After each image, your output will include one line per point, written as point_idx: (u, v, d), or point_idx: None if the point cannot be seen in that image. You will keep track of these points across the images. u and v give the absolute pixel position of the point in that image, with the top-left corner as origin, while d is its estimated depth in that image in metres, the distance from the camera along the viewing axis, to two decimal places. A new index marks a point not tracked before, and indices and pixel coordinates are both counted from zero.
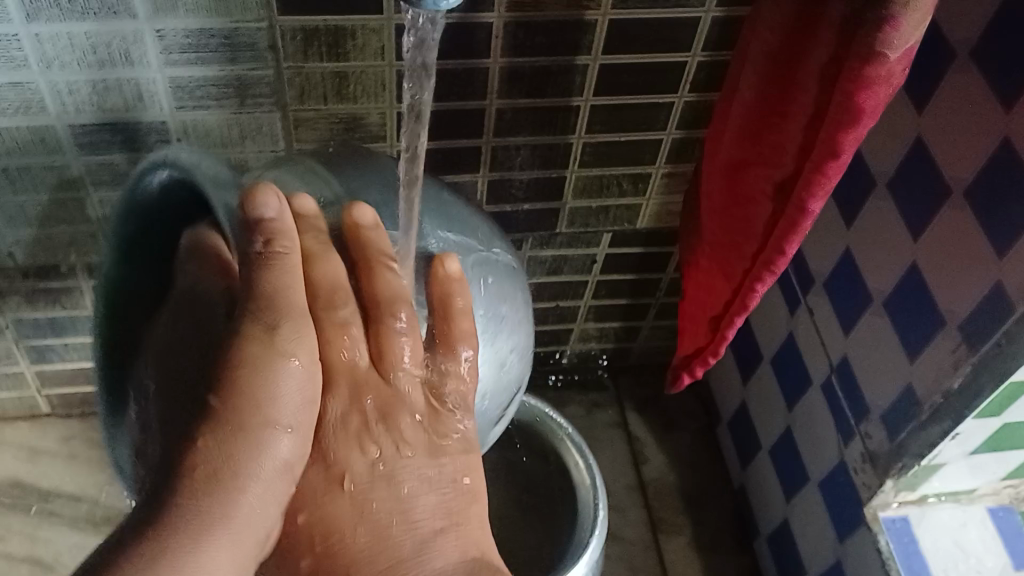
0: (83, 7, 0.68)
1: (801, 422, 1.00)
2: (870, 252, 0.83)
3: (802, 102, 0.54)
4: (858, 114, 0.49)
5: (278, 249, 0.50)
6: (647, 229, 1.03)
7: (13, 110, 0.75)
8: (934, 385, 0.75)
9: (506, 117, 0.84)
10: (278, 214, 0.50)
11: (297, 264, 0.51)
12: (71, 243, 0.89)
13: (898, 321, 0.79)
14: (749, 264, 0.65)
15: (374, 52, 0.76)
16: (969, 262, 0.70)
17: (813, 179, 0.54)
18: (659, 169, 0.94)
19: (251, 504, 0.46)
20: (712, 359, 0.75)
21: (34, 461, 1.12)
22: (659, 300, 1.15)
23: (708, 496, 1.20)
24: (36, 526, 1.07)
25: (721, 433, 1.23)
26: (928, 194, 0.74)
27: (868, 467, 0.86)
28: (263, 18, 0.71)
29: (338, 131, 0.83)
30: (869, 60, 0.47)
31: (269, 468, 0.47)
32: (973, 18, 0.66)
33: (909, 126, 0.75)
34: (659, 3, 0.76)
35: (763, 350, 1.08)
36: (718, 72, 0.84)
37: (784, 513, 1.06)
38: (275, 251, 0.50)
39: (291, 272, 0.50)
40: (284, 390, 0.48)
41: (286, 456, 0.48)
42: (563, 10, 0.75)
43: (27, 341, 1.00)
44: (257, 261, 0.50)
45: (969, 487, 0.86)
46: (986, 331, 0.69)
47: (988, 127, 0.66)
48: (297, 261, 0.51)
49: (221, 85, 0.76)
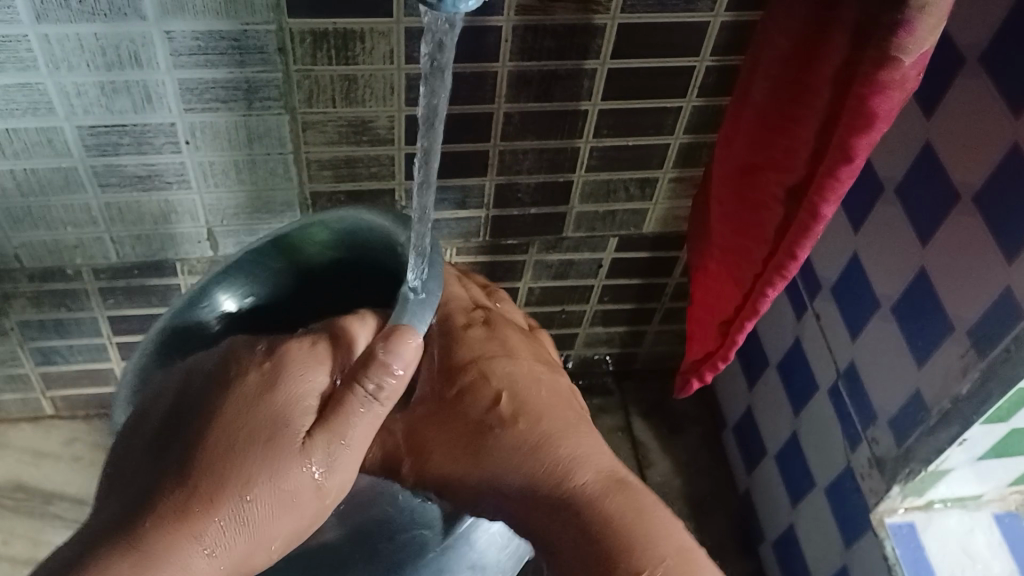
0: (92, 8, 0.68)
1: (807, 427, 1.00)
2: (877, 257, 0.83)
3: (814, 107, 0.54)
4: (871, 119, 0.49)
5: (374, 392, 0.58)
6: (653, 234, 1.03)
7: (22, 111, 0.75)
8: (942, 390, 0.75)
9: (513, 120, 0.84)
10: (404, 369, 0.58)
11: (390, 396, 0.58)
12: (78, 246, 0.89)
13: (906, 326, 0.79)
14: (760, 268, 0.65)
15: (383, 55, 0.76)
16: (978, 267, 0.69)
17: (826, 183, 0.54)
18: (667, 174, 0.94)
19: (224, 553, 0.57)
20: (722, 363, 0.75)
21: (38, 462, 1.12)
22: (664, 305, 1.15)
23: (712, 501, 1.20)
24: (38, 530, 1.08)
25: (725, 438, 1.23)
26: (936, 199, 0.74)
27: (874, 472, 0.86)
28: (272, 21, 0.72)
29: (346, 134, 0.83)
30: (884, 64, 0.47)
31: (278, 509, 0.58)
32: (982, 23, 0.66)
33: (918, 131, 0.75)
34: (668, 8, 0.76)
35: (769, 355, 1.08)
36: (726, 77, 0.84)
37: (789, 519, 1.05)
38: (371, 393, 0.58)
39: (380, 416, 0.59)
40: (308, 479, 0.58)
41: (292, 506, 0.58)
42: (572, 14, 0.75)
43: (33, 343, 1.00)
44: (362, 397, 0.58)
45: (976, 493, 0.86)
46: (996, 337, 0.68)
47: (998, 132, 0.66)
48: (393, 392, 0.58)
49: (230, 88, 0.76)
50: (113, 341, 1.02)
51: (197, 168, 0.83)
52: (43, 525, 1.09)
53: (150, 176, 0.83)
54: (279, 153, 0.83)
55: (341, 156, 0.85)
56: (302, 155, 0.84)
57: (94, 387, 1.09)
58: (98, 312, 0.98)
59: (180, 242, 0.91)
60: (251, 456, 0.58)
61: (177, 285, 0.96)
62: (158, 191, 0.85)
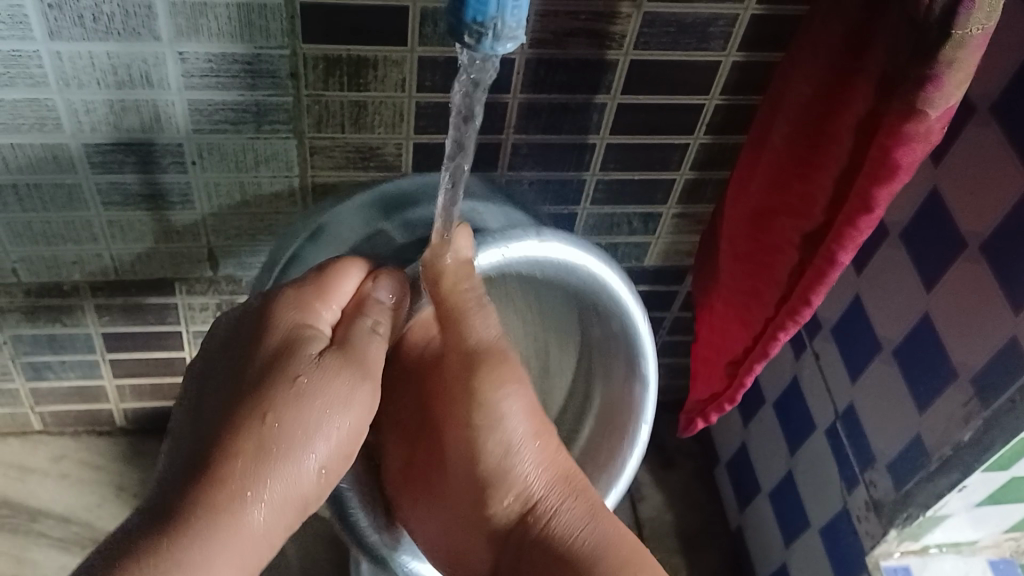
0: (106, 26, 0.68)
1: (804, 467, 0.99)
2: (881, 300, 0.83)
3: (836, 156, 0.54)
4: (894, 171, 0.49)
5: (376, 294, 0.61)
6: (654, 267, 1.02)
7: (28, 127, 0.74)
8: (943, 437, 0.75)
9: (521, 151, 0.84)
10: (390, 297, 0.61)
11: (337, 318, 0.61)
12: (77, 261, 0.88)
13: (908, 370, 0.79)
14: (772, 313, 0.64)
15: (395, 83, 0.76)
16: (984, 316, 0.70)
17: (844, 231, 0.53)
18: (671, 209, 0.94)
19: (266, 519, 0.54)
20: (728, 405, 0.75)
21: (24, 479, 1.10)
22: (661, 338, 1.15)
23: (705, 537, 1.20)
24: (24, 548, 1.06)
25: (718, 473, 1.22)
26: (943, 247, 0.74)
27: (871, 515, 0.86)
28: (286, 46, 0.71)
29: (353, 160, 0.82)
30: (909, 117, 0.47)
31: (314, 441, 0.55)
32: (994, 72, 0.67)
33: (925, 177, 0.75)
34: (679, 46, 0.76)
35: (765, 392, 1.08)
36: (734, 116, 0.84)
37: (783, 558, 1.05)
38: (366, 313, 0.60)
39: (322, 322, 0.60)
40: (346, 287, 0.61)
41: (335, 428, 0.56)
42: (586, 49, 0.75)
43: (24, 358, 0.99)
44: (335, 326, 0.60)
45: (972, 539, 0.86)
46: (1000, 385, 0.68)
47: (1006, 182, 0.67)
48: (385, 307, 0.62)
49: (238, 110, 0.76)
50: (106, 358, 1.01)
51: (203, 190, 0.82)
52: (28, 543, 1.06)
53: (156, 195, 0.82)
54: (286, 176, 0.83)
55: (346, 180, 0.84)
56: (308, 179, 0.83)
57: (85, 403, 1.08)
58: (93, 328, 0.96)
59: (182, 261, 0.90)
60: (253, 449, 0.53)
61: (173, 305, 0.95)
62: (162, 210, 0.84)
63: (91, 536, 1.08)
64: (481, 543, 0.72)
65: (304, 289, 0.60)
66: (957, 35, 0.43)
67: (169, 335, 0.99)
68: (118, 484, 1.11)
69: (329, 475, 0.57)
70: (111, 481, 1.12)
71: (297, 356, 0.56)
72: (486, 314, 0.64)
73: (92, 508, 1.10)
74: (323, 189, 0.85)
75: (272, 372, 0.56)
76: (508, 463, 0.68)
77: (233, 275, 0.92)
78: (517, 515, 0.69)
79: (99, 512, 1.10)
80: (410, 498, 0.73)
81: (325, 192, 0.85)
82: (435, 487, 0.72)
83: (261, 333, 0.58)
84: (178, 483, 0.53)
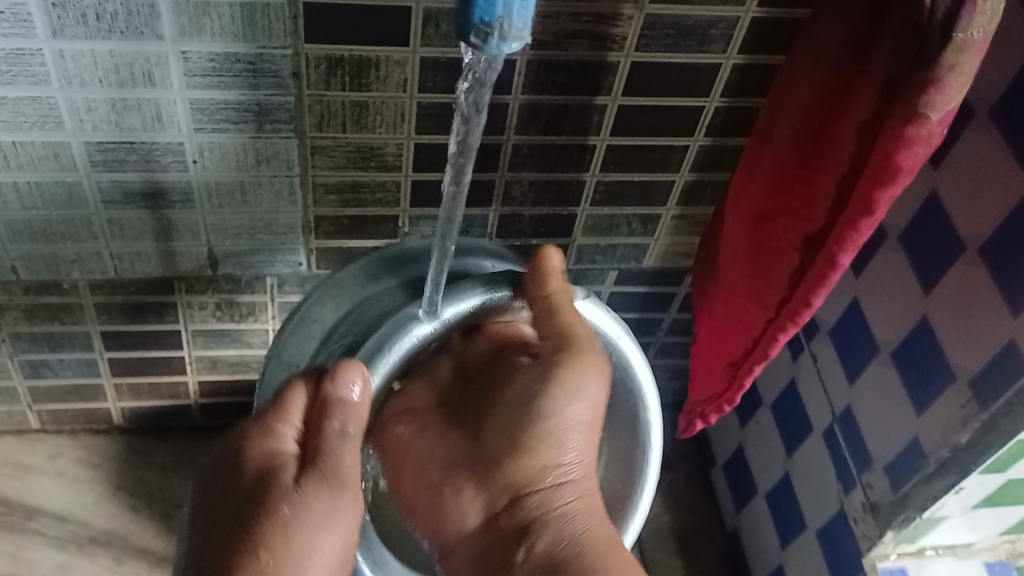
0: (108, 25, 0.68)
1: (800, 468, 1.00)
2: (879, 303, 0.84)
3: (838, 159, 0.55)
4: (895, 174, 0.49)
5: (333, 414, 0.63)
6: (653, 269, 1.03)
7: (29, 125, 0.74)
8: (940, 440, 0.75)
9: (522, 152, 0.84)
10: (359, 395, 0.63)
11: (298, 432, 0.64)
12: (76, 260, 0.88)
13: (905, 373, 0.80)
14: (772, 314, 0.65)
15: (396, 84, 0.76)
16: (982, 319, 0.70)
17: (845, 234, 0.54)
18: (670, 211, 0.94)
19: None
20: (727, 406, 0.75)
21: (20, 477, 1.10)
22: (659, 339, 1.15)
23: (701, 538, 1.20)
24: (20, 546, 1.06)
25: (715, 475, 1.23)
26: (941, 250, 0.74)
27: (868, 517, 0.86)
28: (289, 46, 0.71)
29: (354, 160, 0.82)
30: (911, 121, 0.47)
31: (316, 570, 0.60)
32: (994, 76, 0.67)
33: (923, 181, 0.76)
34: (680, 48, 0.76)
35: (762, 394, 1.08)
36: (734, 118, 0.84)
37: (779, 559, 1.05)
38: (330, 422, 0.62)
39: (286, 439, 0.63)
40: (296, 413, 0.63)
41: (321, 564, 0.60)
42: (587, 50, 0.75)
43: (22, 356, 0.99)
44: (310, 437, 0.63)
45: (968, 541, 0.86)
46: (998, 388, 0.69)
47: (1005, 186, 0.67)
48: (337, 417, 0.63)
49: (240, 110, 0.76)
50: (104, 357, 1.01)
51: (203, 189, 0.82)
52: (25, 541, 1.06)
53: (156, 194, 0.82)
54: (286, 175, 0.83)
55: (347, 180, 0.84)
56: (308, 179, 0.83)
57: (82, 402, 1.08)
58: (91, 327, 0.96)
59: (181, 260, 0.90)
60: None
61: (172, 303, 0.95)
62: (162, 210, 0.84)
63: (88, 534, 1.08)
64: (482, 512, 0.70)
65: (263, 415, 0.63)
66: (959, 39, 0.44)
67: (168, 334, 0.99)
68: (114, 482, 1.11)
69: (340, 561, 0.62)
70: (108, 480, 1.12)
71: (276, 485, 0.60)
72: (567, 320, 0.67)
73: (89, 507, 1.10)
74: (323, 189, 0.85)
75: (261, 501, 0.60)
76: (560, 438, 0.67)
77: (233, 274, 0.92)
78: (543, 482, 0.67)
79: (96, 510, 1.10)
80: (433, 447, 0.74)
81: (325, 192, 0.85)
82: (465, 447, 0.72)
83: (236, 472, 0.62)
84: (217, 536, 0.60)
